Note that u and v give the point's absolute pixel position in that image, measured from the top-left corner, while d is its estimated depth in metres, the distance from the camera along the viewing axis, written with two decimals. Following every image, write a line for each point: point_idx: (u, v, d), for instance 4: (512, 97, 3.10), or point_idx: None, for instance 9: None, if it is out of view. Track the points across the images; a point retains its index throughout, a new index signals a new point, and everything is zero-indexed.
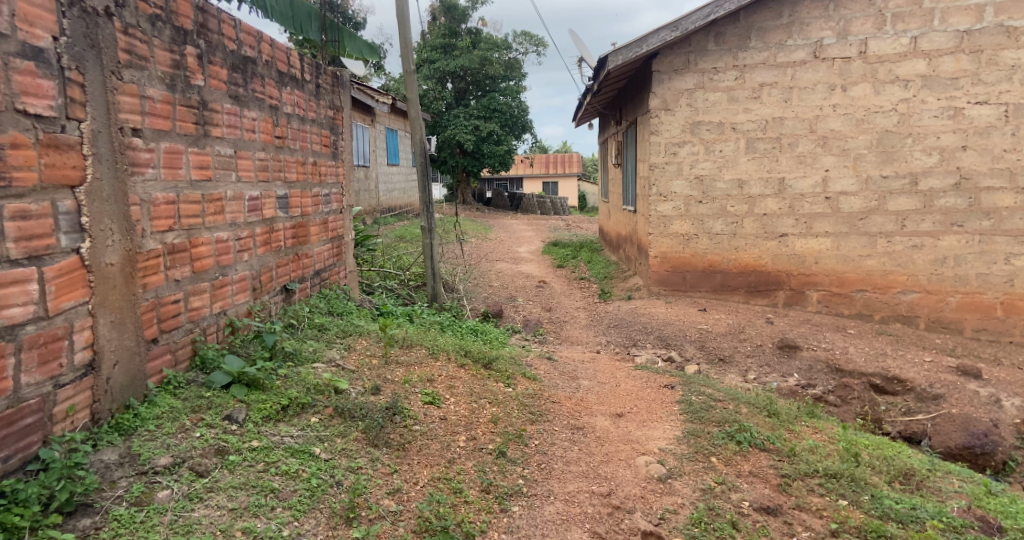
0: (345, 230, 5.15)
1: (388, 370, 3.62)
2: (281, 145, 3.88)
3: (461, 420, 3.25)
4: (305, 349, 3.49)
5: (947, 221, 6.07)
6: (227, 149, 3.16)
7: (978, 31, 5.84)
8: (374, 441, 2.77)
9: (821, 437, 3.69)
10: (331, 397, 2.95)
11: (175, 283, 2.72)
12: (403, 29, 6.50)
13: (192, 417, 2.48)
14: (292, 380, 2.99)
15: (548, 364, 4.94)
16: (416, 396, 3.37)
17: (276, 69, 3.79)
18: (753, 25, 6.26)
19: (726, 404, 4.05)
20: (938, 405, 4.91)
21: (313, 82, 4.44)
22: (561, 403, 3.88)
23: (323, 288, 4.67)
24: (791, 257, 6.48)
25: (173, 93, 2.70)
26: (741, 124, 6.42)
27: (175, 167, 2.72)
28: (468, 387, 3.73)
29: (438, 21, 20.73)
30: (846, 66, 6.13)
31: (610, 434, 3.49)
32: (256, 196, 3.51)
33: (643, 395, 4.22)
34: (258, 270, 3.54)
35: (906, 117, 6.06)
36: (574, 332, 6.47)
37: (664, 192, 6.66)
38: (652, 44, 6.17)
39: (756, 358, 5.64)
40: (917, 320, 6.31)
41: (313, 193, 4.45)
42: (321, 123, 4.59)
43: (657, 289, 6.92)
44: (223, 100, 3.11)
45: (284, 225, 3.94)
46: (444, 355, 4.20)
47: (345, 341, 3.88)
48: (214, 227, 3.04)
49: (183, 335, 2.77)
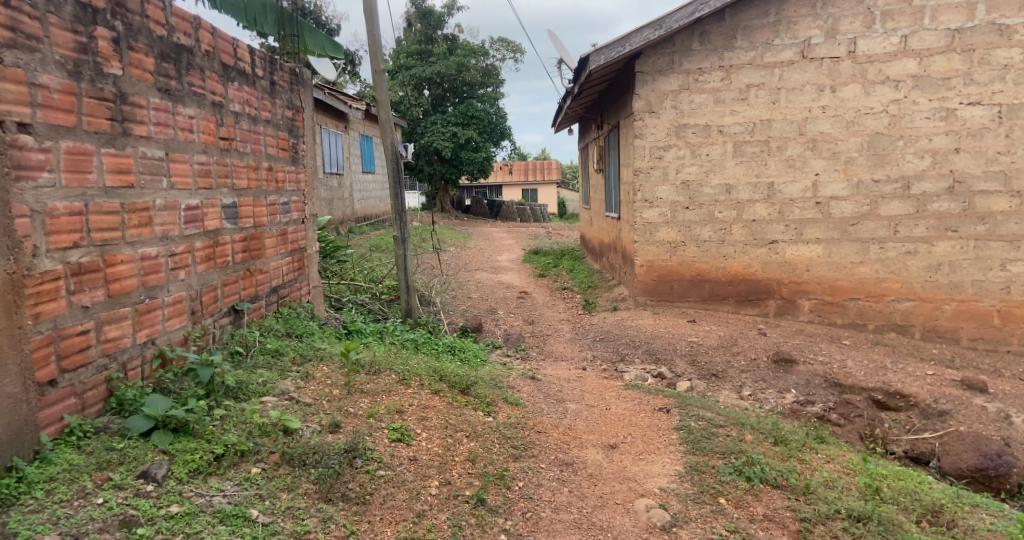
0: (308, 241, 4.70)
1: (351, 401, 3.18)
2: (227, 148, 3.43)
3: (434, 461, 2.82)
4: (254, 381, 3.03)
5: (941, 226, 5.80)
6: (156, 150, 2.72)
7: (970, 29, 5.60)
8: (329, 495, 2.33)
9: (835, 468, 3.34)
10: (278, 441, 2.51)
11: (82, 310, 2.28)
12: (371, 27, 6.09)
13: (97, 476, 2.04)
14: (231, 422, 2.54)
15: (532, 385, 4.54)
16: (382, 433, 2.94)
17: (220, 61, 3.34)
18: (739, 24, 5.96)
19: (729, 430, 3.67)
20: (945, 422, 4.59)
21: (267, 78, 3.99)
22: (548, 433, 3.47)
23: (281, 306, 4.21)
24: (781, 265, 6.17)
25: (78, 82, 2.27)
26: (727, 127, 6.10)
27: (82, 171, 2.29)
28: (442, 419, 3.29)
29: (413, 27, 20.21)
30: (834, 66, 5.85)
31: (604, 470, 3.09)
32: (195, 205, 3.06)
33: (636, 421, 3.83)
34: (198, 291, 3.09)
35: (897, 118, 5.79)
36: (558, 347, 6.08)
37: (649, 198, 6.31)
38: (635, 42, 5.82)
39: (751, 373, 5.29)
40: (912, 330, 6.02)
41: (269, 201, 4.01)
42: (277, 124, 4.14)
43: (643, 299, 6.55)
44: (151, 94, 2.68)
45: (231, 238, 3.48)
46: (416, 380, 3.76)
47: (302, 368, 3.43)
48: (139, 241, 2.58)
49: (93, 373, 2.32)
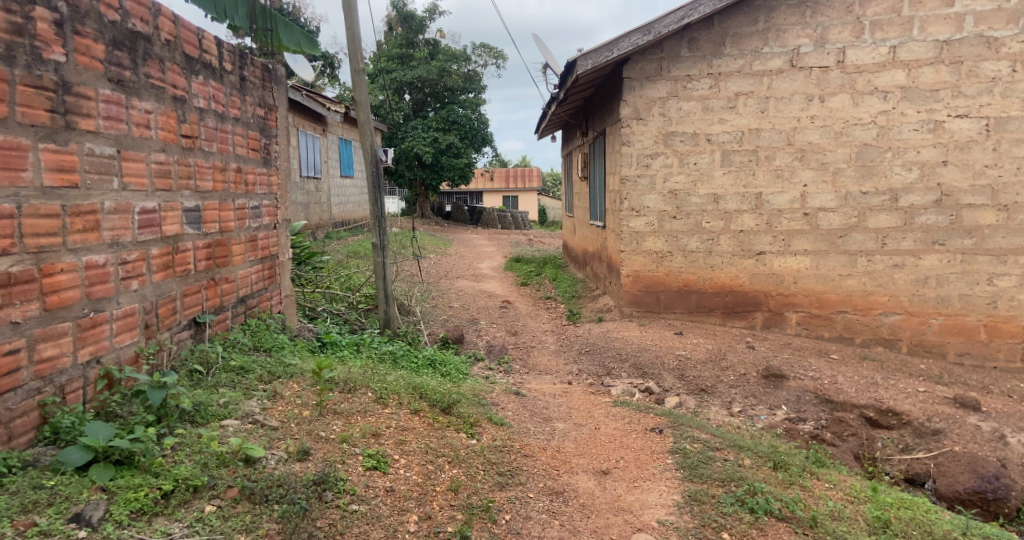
0: (280, 248, 4.42)
1: (323, 424, 2.91)
2: (190, 146, 3.16)
3: (413, 492, 2.57)
4: (214, 402, 2.76)
5: (928, 239, 5.70)
6: (106, 147, 2.47)
7: (958, 41, 5.52)
8: (292, 537, 2.07)
9: (839, 496, 3.16)
10: (238, 473, 2.24)
11: (12, 327, 2.04)
12: (350, 25, 5.84)
13: (20, 520, 1.78)
14: (184, 452, 2.27)
15: (516, 401, 4.29)
16: (356, 460, 2.68)
17: (183, 52, 3.08)
18: (727, 31, 5.83)
19: (726, 454, 3.47)
20: (939, 442, 4.45)
21: (236, 73, 3.72)
22: (536, 457, 3.23)
23: (249, 317, 3.92)
24: (768, 277, 6.02)
25: (11, 68, 2.05)
26: (716, 135, 5.95)
27: (14, 168, 2.06)
28: (422, 442, 3.04)
29: (395, 31, 19.98)
30: (823, 76, 5.74)
31: (596, 500, 2.87)
32: (151, 208, 2.79)
33: (628, 443, 3.62)
34: (154, 302, 2.82)
35: (886, 130, 5.69)
36: (542, 360, 5.85)
37: (636, 206, 6.14)
38: (623, 48, 5.64)
39: (740, 388, 5.12)
40: (899, 344, 5.90)
41: (237, 205, 3.73)
42: (246, 122, 3.87)
43: (629, 310, 6.36)
44: (101, 85, 2.42)
45: (194, 245, 3.21)
46: (394, 399, 3.49)
47: (269, 387, 3.15)
48: (83, 248, 2.33)
49: (22, 398, 2.06)
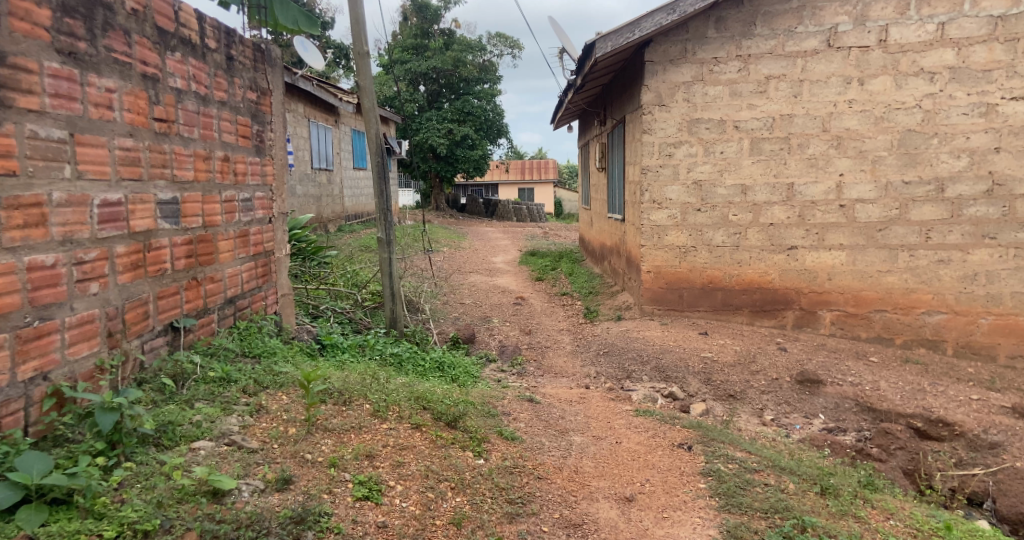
0: (276, 244, 4.08)
1: (311, 444, 2.56)
2: (166, 131, 2.83)
3: (409, 528, 2.22)
4: (186, 421, 2.43)
5: (978, 233, 5.22)
6: (52, 130, 2.17)
7: (1014, 17, 5.02)
8: None
9: (899, 528, 2.76)
10: (201, 511, 1.92)
11: None
12: (353, 6, 5.46)
13: None
14: (136, 488, 1.95)
15: (529, 410, 3.93)
16: (346, 489, 2.33)
17: (155, 25, 2.75)
18: (758, 9, 5.37)
19: (766, 477, 3.07)
20: (998, 456, 4.01)
21: (222, 51, 3.37)
22: (551, 480, 2.86)
23: (238, 320, 3.59)
24: (800, 273, 5.58)
25: None
26: (744, 122, 5.51)
27: None
28: (422, 463, 2.68)
29: (410, 21, 19.49)
30: (863, 57, 5.27)
31: (620, 535, 2.51)
32: (116, 201, 2.47)
33: (654, 462, 3.24)
34: (120, 308, 2.51)
35: (932, 114, 5.21)
36: (557, 361, 5.47)
37: (658, 198, 5.72)
38: (646, 28, 5.21)
39: (773, 394, 4.70)
40: (943, 345, 5.43)
41: (224, 198, 3.40)
42: (235, 106, 3.53)
43: (650, 308, 5.96)
44: (45, 56, 2.14)
45: (171, 241, 2.88)
46: (393, 412, 3.13)
47: (253, 401, 2.81)
48: (23, 246, 2.05)
49: None
